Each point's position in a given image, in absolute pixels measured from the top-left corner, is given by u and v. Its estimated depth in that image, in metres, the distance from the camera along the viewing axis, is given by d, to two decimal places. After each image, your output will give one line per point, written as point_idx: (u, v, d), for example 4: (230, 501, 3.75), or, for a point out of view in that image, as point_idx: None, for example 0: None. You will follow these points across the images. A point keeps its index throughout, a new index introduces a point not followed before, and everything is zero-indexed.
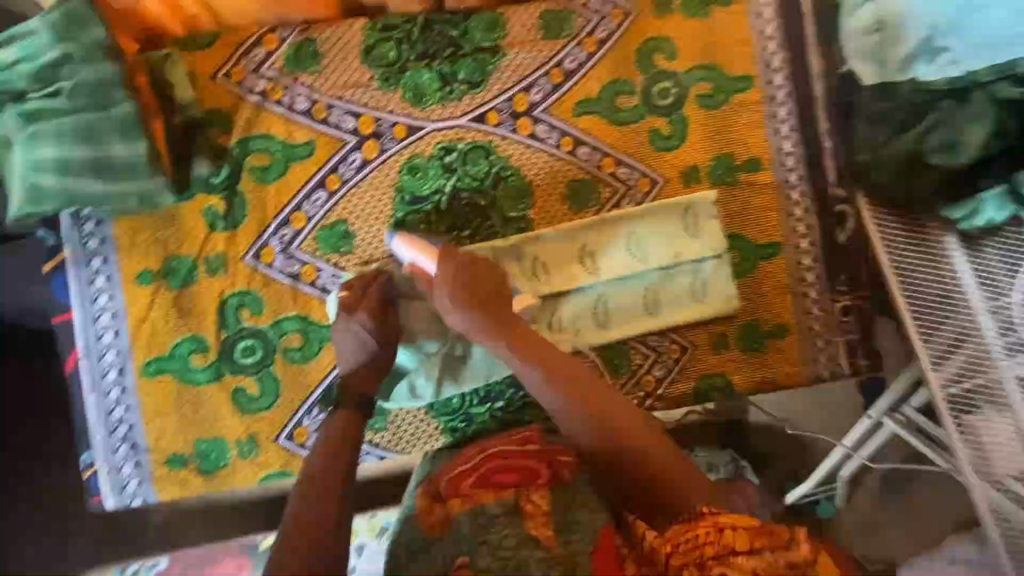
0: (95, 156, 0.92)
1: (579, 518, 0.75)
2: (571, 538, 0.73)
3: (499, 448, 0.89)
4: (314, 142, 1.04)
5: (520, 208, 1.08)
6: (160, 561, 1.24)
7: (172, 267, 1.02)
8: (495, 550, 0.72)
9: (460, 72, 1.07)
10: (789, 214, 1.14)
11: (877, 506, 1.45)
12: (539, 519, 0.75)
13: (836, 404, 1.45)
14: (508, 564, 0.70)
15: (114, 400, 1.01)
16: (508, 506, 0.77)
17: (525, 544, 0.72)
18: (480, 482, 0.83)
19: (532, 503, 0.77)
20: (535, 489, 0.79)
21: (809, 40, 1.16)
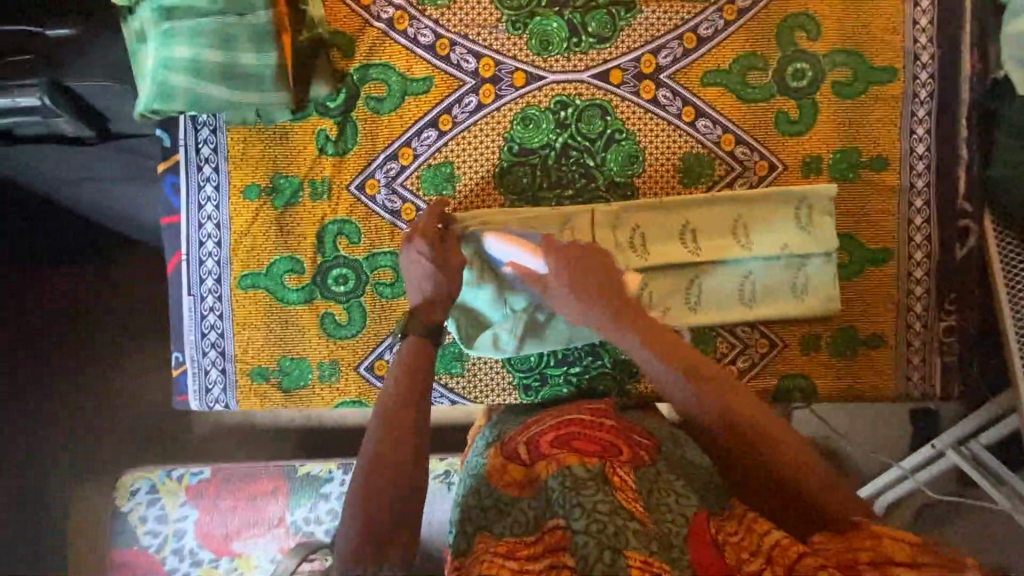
0: (226, 63, 0.91)
1: (664, 504, 0.77)
2: (662, 519, 0.74)
3: (572, 416, 0.93)
4: (432, 78, 1.02)
5: (628, 174, 1.06)
6: (205, 470, 1.22)
7: (278, 185, 1.02)
8: (591, 513, 0.71)
9: (590, 24, 1.02)
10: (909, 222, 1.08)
11: (927, 533, 1.41)
12: (629, 494, 0.76)
13: (901, 425, 1.41)
14: (607, 528, 0.69)
15: (209, 307, 1.03)
16: (596, 471, 0.77)
17: (620, 513, 0.72)
18: (560, 446, 0.85)
19: (620, 476, 0.78)
20: (620, 464, 0.81)
21: (967, 37, 1.06)
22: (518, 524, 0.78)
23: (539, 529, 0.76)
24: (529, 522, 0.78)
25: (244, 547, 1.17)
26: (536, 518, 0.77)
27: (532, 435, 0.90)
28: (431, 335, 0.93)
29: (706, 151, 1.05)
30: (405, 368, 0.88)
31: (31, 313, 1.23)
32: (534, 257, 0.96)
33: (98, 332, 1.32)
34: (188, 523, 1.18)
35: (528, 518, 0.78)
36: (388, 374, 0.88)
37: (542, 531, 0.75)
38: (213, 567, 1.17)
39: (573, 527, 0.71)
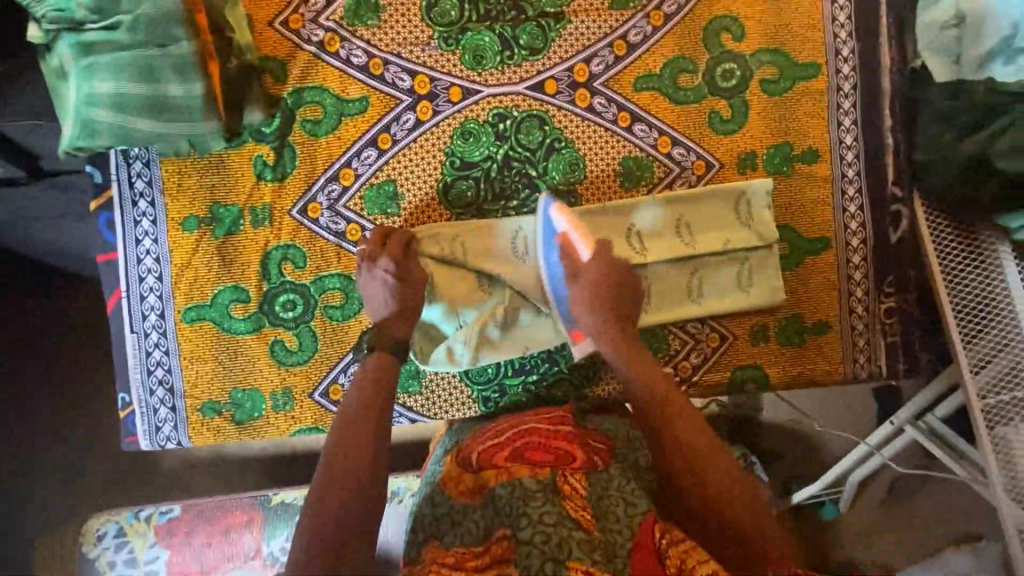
0: (151, 95, 0.89)
1: (613, 510, 0.77)
2: (608, 526, 0.75)
3: (529, 426, 0.91)
4: (368, 98, 1.02)
5: (570, 182, 1.07)
6: (173, 508, 1.18)
7: (218, 215, 1.01)
8: (536, 523, 0.73)
9: (521, 37, 1.03)
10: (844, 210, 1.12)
11: (891, 507, 1.45)
12: (577, 502, 0.77)
13: (858, 406, 1.45)
14: (550, 538, 0.72)
15: (154, 343, 1.01)
16: (544, 483, 0.78)
17: (564, 523, 0.73)
18: (512, 456, 0.85)
19: (570, 485, 0.79)
20: (572, 472, 0.81)
21: (884, 30, 1.11)
22: (468, 534, 0.80)
23: (487, 539, 0.77)
24: (479, 532, 0.79)
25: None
26: (485, 529, 0.79)
27: (486, 445, 0.90)
28: (392, 354, 0.93)
29: (644, 154, 1.07)
30: (368, 381, 0.90)
31: (31, 313, 1.22)
32: (586, 243, 0.98)
33: (99, 333, 1.26)
34: (160, 564, 1.15)
35: (478, 527, 0.79)
36: (351, 388, 0.89)
37: (489, 541, 0.77)
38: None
39: (518, 537, 0.73)
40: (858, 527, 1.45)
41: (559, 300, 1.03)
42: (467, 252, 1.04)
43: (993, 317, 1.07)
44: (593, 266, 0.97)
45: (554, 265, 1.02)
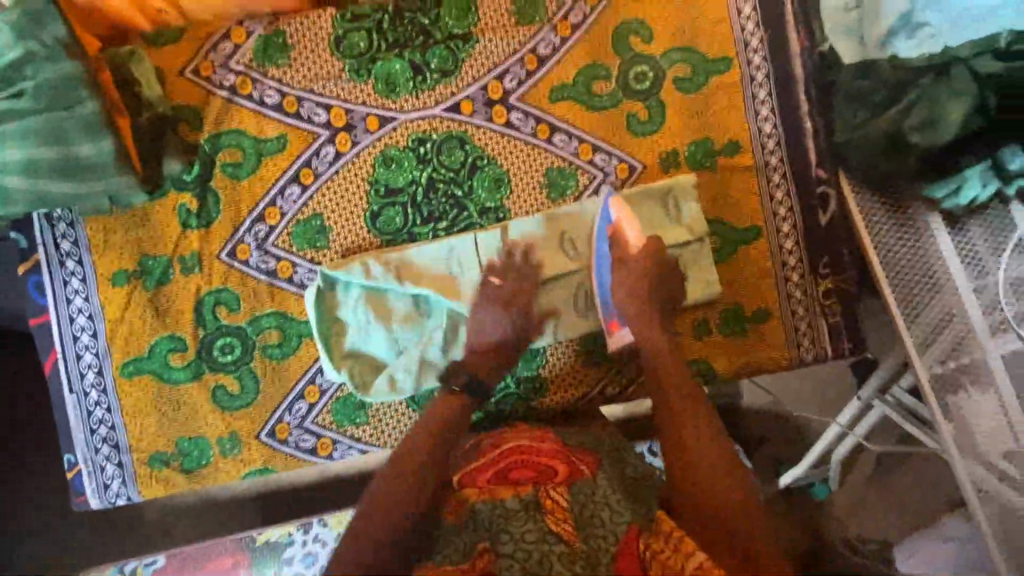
0: (62, 157, 0.89)
1: (598, 516, 0.79)
2: (592, 533, 0.78)
3: (511, 441, 0.90)
4: (285, 136, 1.03)
5: (497, 198, 1.08)
6: (157, 559, 1.15)
7: (147, 266, 1.01)
8: (518, 541, 0.77)
9: (431, 61, 1.05)
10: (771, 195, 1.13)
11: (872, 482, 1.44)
12: (559, 514, 0.80)
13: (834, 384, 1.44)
14: (532, 554, 0.76)
15: (95, 401, 1.01)
16: (526, 501, 0.81)
17: (546, 539, 0.77)
18: (494, 476, 0.86)
19: (552, 498, 0.81)
20: (555, 486, 0.83)
21: (790, 17, 1.13)
22: (456, 551, 0.79)
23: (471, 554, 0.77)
24: (464, 548, 0.79)
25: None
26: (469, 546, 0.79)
27: (472, 464, 0.88)
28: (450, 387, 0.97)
29: (567, 164, 1.09)
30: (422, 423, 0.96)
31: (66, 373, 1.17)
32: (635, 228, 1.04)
33: None
34: None
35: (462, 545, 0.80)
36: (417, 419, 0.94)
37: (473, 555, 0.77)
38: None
39: (500, 551, 0.77)
40: (842, 507, 1.43)
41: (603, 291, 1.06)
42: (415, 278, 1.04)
43: (930, 291, 1.14)
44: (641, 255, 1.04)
45: (603, 255, 1.06)
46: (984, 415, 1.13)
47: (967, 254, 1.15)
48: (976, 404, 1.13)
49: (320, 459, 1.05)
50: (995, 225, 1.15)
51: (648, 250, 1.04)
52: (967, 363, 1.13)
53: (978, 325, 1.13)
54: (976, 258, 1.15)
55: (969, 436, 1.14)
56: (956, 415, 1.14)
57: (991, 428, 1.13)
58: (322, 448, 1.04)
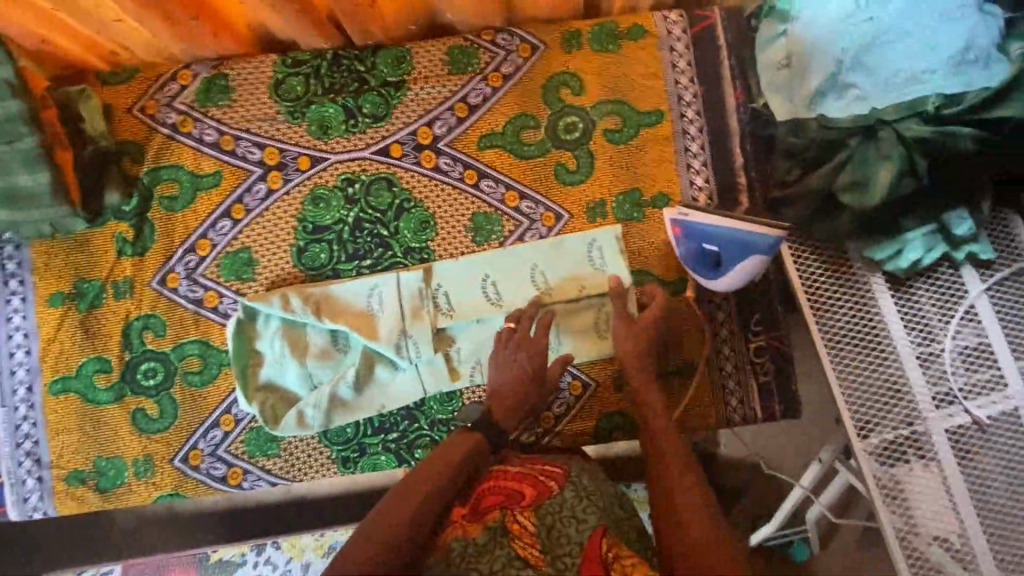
0: (2, 186, 0.96)
1: (564, 531, 0.81)
2: (559, 554, 0.78)
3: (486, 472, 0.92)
4: (221, 172, 1.08)
5: (422, 238, 1.10)
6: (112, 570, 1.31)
7: (82, 290, 1.06)
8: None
9: (364, 106, 1.09)
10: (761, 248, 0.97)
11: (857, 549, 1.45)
12: (526, 540, 0.79)
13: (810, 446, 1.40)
14: None
15: (23, 416, 1.05)
16: (495, 531, 0.80)
17: (513, 565, 0.76)
18: (469, 510, 0.84)
19: (519, 523, 0.81)
20: (521, 509, 0.83)
21: (726, 73, 1.13)
22: None
23: None
24: None
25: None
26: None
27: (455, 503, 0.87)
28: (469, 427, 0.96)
29: (493, 209, 1.10)
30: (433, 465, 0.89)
31: None
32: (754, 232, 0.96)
33: None
34: None
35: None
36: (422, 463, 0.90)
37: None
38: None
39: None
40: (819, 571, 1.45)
41: (701, 255, 1.01)
42: (342, 315, 1.06)
43: (871, 357, 1.09)
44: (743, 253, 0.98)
45: (715, 237, 0.99)
46: (925, 490, 1.06)
47: (915, 320, 1.10)
48: (916, 478, 1.06)
49: (230, 488, 1.06)
50: (947, 288, 1.09)
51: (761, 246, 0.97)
52: (909, 435, 1.07)
53: (922, 396, 1.07)
54: (925, 325, 1.09)
55: (908, 510, 1.06)
56: (897, 488, 1.06)
57: (934, 505, 1.05)
58: (232, 477, 1.06)
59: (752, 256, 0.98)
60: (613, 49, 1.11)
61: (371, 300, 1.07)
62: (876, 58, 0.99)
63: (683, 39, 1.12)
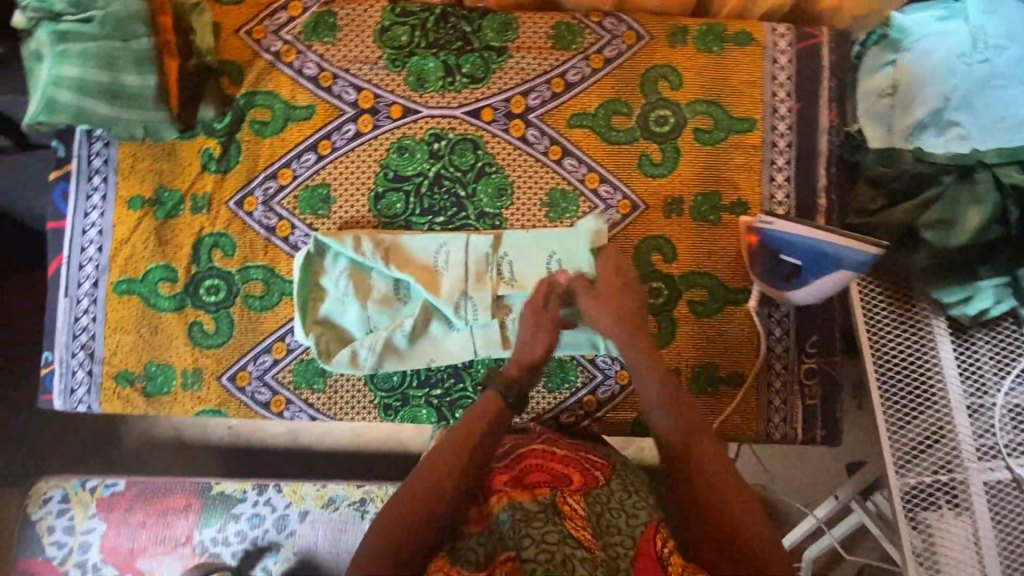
0: (111, 82, 0.98)
1: (615, 523, 0.82)
2: (610, 542, 0.80)
3: (529, 448, 0.96)
4: (314, 107, 1.09)
5: (497, 204, 1.11)
6: (119, 483, 1.31)
7: (162, 197, 1.08)
8: (540, 543, 0.76)
9: (463, 65, 1.10)
10: (850, 262, 0.96)
11: None
12: (578, 522, 0.81)
13: (827, 478, 1.43)
14: (554, 557, 0.74)
15: (84, 309, 1.07)
16: (545, 504, 0.82)
17: (568, 542, 0.77)
18: (511, 480, 0.90)
19: (570, 505, 0.84)
20: (570, 493, 0.87)
21: (824, 92, 1.12)
22: (468, 561, 0.83)
23: (491, 561, 0.80)
24: (481, 557, 0.83)
25: (148, 566, 1.26)
26: (487, 556, 0.83)
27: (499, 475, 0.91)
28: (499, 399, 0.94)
29: (571, 187, 1.11)
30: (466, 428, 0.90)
31: None
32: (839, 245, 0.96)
33: None
34: (95, 535, 1.27)
35: (480, 556, 0.83)
36: (442, 436, 0.90)
37: (494, 564, 0.79)
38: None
39: (522, 556, 0.76)
40: None
41: (778, 266, 1.02)
42: (407, 266, 1.06)
43: (920, 399, 1.09)
44: (825, 266, 0.98)
45: (795, 249, 0.99)
46: (955, 539, 1.05)
47: (971, 370, 1.09)
48: (947, 525, 1.05)
49: (271, 414, 1.08)
50: (1009, 343, 1.08)
51: (846, 260, 0.96)
52: (947, 482, 1.06)
53: (966, 446, 1.06)
54: (979, 376, 1.08)
55: (932, 556, 1.06)
56: (926, 532, 1.06)
57: (960, 554, 1.05)
58: (275, 404, 1.07)
59: (838, 270, 0.97)
60: (716, 51, 1.12)
61: (439, 256, 1.08)
62: (985, 101, 1.00)
63: (787, 53, 1.12)
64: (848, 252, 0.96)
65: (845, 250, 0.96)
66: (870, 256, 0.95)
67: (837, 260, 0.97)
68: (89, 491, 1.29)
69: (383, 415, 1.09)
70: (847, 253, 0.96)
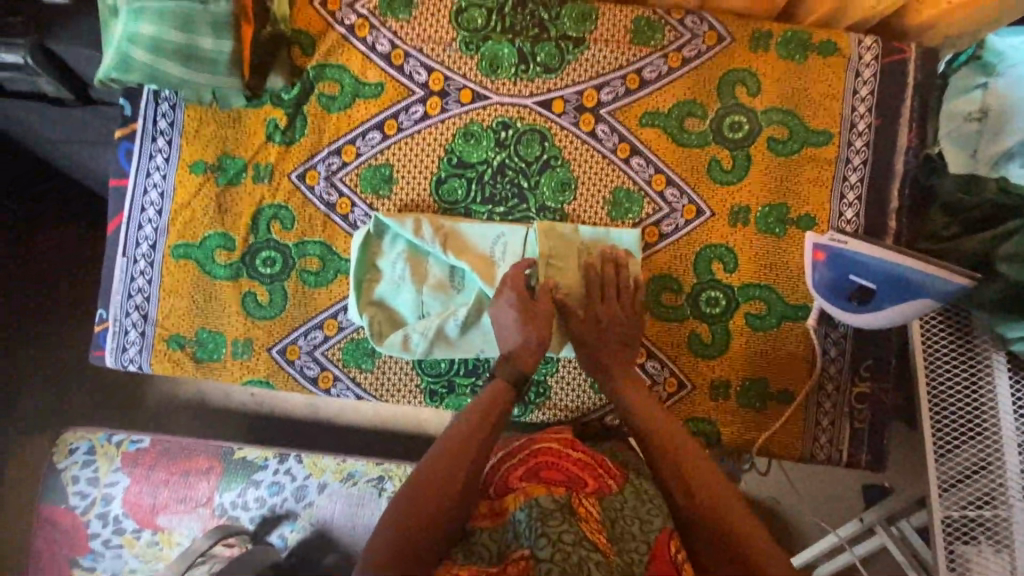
0: (185, 43, 0.97)
1: (629, 528, 0.81)
2: (625, 547, 0.78)
3: (540, 446, 0.96)
4: (384, 85, 1.07)
5: (559, 199, 1.09)
6: (144, 439, 1.31)
7: (225, 164, 1.08)
8: (556, 543, 0.74)
9: (538, 54, 1.08)
10: (933, 291, 0.95)
11: None
12: (593, 525, 0.80)
13: (857, 501, 1.42)
14: (570, 558, 0.73)
15: (140, 270, 1.08)
16: (562, 502, 0.80)
17: (583, 544, 0.75)
18: (525, 475, 0.90)
19: (585, 507, 0.83)
20: (586, 496, 0.85)
21: (906, 111, 1.08)
22: (480, 557, 0.80)
23: (505, 560, 0.77)
24: (493, 555, 0.80)
25: (168, 523, 1.26)
26: (499, 553, 0.80)
27: (508, 471, 0.92)
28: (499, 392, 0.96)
29: (636, 188, 1.09)
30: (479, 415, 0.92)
31: None
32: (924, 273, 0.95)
33: None
34: (118, 489, 1.27)
35: (492, 553, 0.80)
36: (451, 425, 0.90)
37: (506, 561, 0.77)
38: (135, 537, 1.26)
39: (538, 555, 0.74)
40: None
41: (853, 291, 1.00)
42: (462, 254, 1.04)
43: (970, 432, 1.04)
44: (907, 293, 0.96)
45: (876, 274, 0.98)
46: None
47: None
48: (984, 561, 1.03)
49: (318, 390, 1.08)
50: None
51: (929, 288, 0.95)
52: (989, 518, 1.03)
53: (1013, 483, 1.01)
54: None
55: None
56: (961, 565, 1.05)
57: None
58: (323, 380, 1.08)
59: (919, 298, 0.96)
60: (798, 59, 1.08)
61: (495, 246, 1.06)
62: None
63: (872, 66, 1.08)
64: (933, 281, 0.95)
65: (930, 278, 0.95)
66: (954, 287, 0.95)
67: (919, 288, 0.96)
68: (115, 445, 1.30)
69: (430, 400, 1.09)
70: (931, 281, 0.95)
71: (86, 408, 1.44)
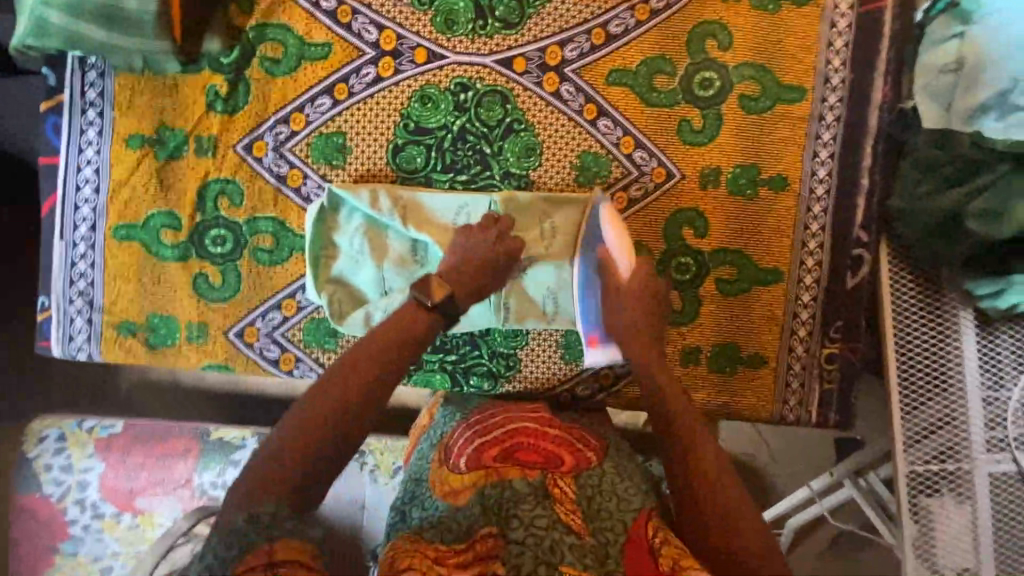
0: (105, 4, 0.90)
1: (604, 506, 0.78)
2: (601, 527, 0.75)
3: (519, 424, 0.92)
4: (331, 45, 1.00)
5: (524, 164, 1.04)
6: (116, 424, 1.27)
7: (163, 137, 1.00)
8: (529, 526, 0.72)
9: (496, 8, 1.00)
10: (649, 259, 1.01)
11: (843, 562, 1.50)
12: (568, 506, 0.77)
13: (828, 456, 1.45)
14: (542, 542, 0.70)
15: (81, 254, 1.01)
16: (536, 486, 0.79)
17: (557, 527, 0.72)
18: (500, 454, 0.86)
19: (561, 487, 0.80)
20: (561, 475, 0.82)
21: (881, 64, 1.04)
22: (450, 532, 0.76)
23: (471, 537, 0.73)
24: (461, 531, 0.75)
25: (148, 504, 1.24)
26: (467, 529, 0.75)
27: (477, 446, 0.88)
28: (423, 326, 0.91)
29: (604, 151, 1.04)
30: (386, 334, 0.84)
31: None
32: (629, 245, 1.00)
33: None
34: (93, 475, 1.24)
35: (460, 527, 0.76)
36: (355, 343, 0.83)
37: (473, 538, 0.73)
38: (115, 520, 1.24)
39: (509, 536, 0.72)
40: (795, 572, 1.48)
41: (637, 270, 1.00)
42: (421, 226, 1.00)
43: (936, 387, 1.04)
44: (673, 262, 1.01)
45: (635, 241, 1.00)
46: (952, 526, 1.03)
47: (989, 362, 1.03)
48: (947, 512, 1.03)
49: (281, 372, 1.05)
50: None
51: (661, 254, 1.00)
52: (952, 469, 1.04)
53: (976, 435, 1.03)
54: (997, 368, 1.03)
55: (927, 541, 1.04)
56: (926, 517, 1.04)
57: (958, 542, 1.03)
58: (285, 362, 1.04)
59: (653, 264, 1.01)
60: (771, 9, 1.03)
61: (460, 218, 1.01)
62: None
63: (847, 17, 1.04)
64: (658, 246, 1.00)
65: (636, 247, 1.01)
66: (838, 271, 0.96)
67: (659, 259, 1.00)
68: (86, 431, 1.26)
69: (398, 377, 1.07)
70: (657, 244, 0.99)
71: (47, 399, 1.38)
